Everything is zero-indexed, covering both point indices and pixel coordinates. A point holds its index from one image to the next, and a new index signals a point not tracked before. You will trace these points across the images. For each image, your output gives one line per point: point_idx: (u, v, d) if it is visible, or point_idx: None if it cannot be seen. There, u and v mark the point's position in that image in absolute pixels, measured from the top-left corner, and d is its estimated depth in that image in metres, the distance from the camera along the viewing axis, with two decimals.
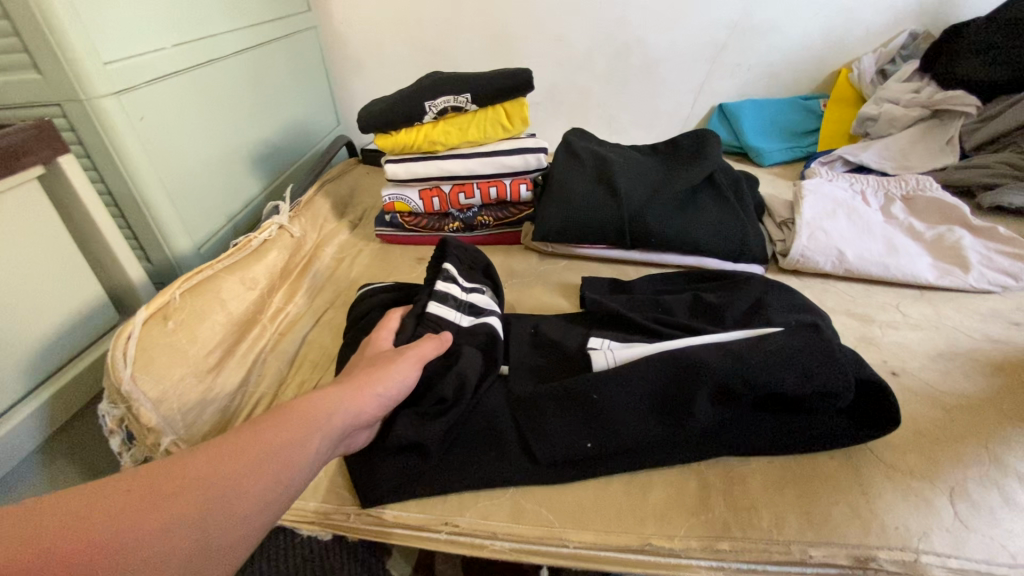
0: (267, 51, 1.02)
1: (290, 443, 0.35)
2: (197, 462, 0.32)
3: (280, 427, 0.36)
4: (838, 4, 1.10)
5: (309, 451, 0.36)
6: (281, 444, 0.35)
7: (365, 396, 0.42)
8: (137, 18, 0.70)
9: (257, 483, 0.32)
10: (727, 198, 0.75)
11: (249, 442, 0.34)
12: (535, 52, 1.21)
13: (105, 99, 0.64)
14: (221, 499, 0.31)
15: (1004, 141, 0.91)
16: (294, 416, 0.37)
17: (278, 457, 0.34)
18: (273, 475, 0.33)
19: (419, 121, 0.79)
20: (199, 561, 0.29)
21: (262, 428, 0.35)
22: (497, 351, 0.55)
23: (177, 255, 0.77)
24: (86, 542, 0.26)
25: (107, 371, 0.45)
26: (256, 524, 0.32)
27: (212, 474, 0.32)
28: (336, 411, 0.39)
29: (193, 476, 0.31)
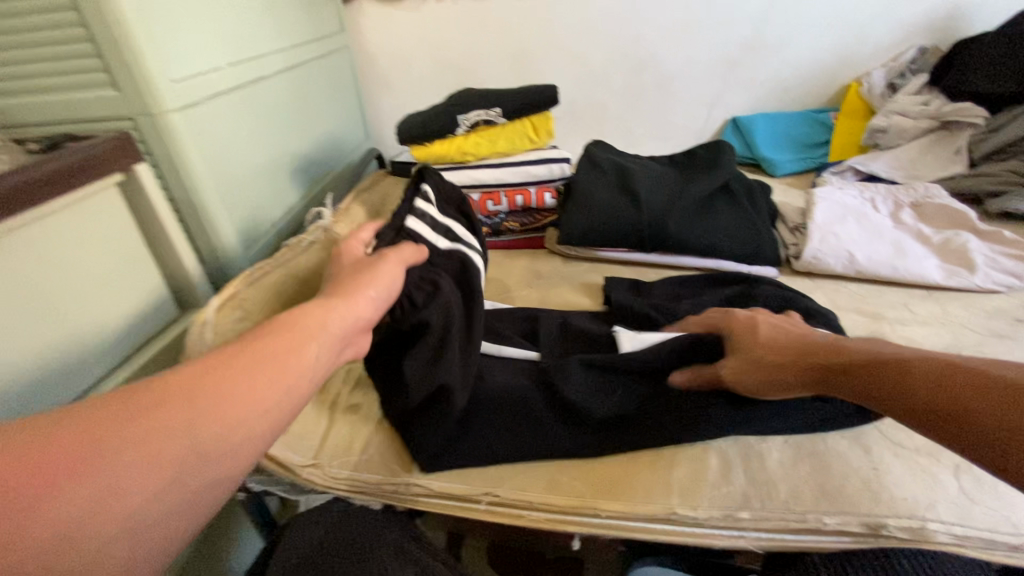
0: (307, 69, 1.09)
1: (290, 350, 0.37)
2: (210, 366, 0.34)
3: (278, 339, 0.38)
4: (847, 22, 1.16)
5: (308, 356, 0.38)
6: (279, 351, 0.37)
7: (359, 302, 0.45)
8: (201, 42, 0.78)
9: (266, 387, 0.35)
10: (741, 205, 0.80)
11: (246, 350, 0.36)
12: (556, 69, 1.28)
13: (173, 114, 0.71)
14: (226, 401, 0.33)
15: (1011, 150, 0.93)
16: (289, 328, 0.39)
17: (278, 363, 0.36)
18: (279, 379, 0.36)
19: (452, 133, 0.85)
20: (217, 452, 0.31)
21: (260, 338, 0.37)
22: (472, 279, 0.60)
23: (228, 257, 0.83)
24: (99, 445, 0.28)
25: (189, 350, 0.53)
26: (265, 423, 0.34)
27: (223, 380, 0.33)
28: (331, 320, 0.41)
29: (199, 381, 0.33)
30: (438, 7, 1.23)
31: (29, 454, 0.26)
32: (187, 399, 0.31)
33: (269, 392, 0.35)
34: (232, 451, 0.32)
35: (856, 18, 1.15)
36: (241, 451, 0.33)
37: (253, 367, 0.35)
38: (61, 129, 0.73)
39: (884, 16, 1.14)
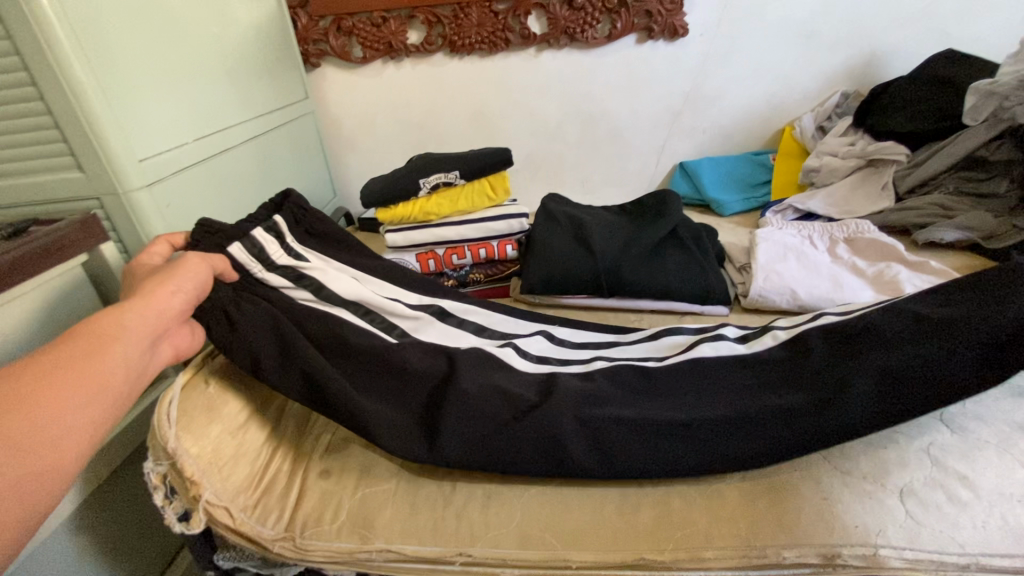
0: (273, 137, 1.13)
1: (86, 355, 0.36)
2: (18, 373, 0.34)
3: (75, 343, 0.37)
4: (774, 75, 1.27)
5: (115, 356, 0.38)
6: (78, 355, 0.36)
7: (163, 295, 0.43)
8: (165, 121, 0.81)
9: (74, 384, 0.35)
10: (690, 248, 0.85)
11: (40, 358, 0.35)
12: (512, 125, 1.35)
13: (139, 191, 0.73)
14: (28, 411, 0.33)
15: (932, 183, 1.02)
16: (88, 329, 0.38)
17: (84, 368, 0.36)
18: (85, 377, 0.36)
19: (414, 196, 0.89)
20: (28, 453, 0.32)
21: (61, 345, 0.36)
22: (285, 329, 0.56)
23: None
24: None
25: (153, 433, 0.50)
26: (81, 420, 0.35)
27: (25, 386, 0.33)
28: (131, 317, 0.40)
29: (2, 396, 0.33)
30: (398, 72, 1.30)
31: None
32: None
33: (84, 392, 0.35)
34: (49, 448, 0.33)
35: (782, 71, 1.26)
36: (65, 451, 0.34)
37: (48, 373, 0.35)
38: (26, 211, 0.74)
39: (806, 68, 1.26)
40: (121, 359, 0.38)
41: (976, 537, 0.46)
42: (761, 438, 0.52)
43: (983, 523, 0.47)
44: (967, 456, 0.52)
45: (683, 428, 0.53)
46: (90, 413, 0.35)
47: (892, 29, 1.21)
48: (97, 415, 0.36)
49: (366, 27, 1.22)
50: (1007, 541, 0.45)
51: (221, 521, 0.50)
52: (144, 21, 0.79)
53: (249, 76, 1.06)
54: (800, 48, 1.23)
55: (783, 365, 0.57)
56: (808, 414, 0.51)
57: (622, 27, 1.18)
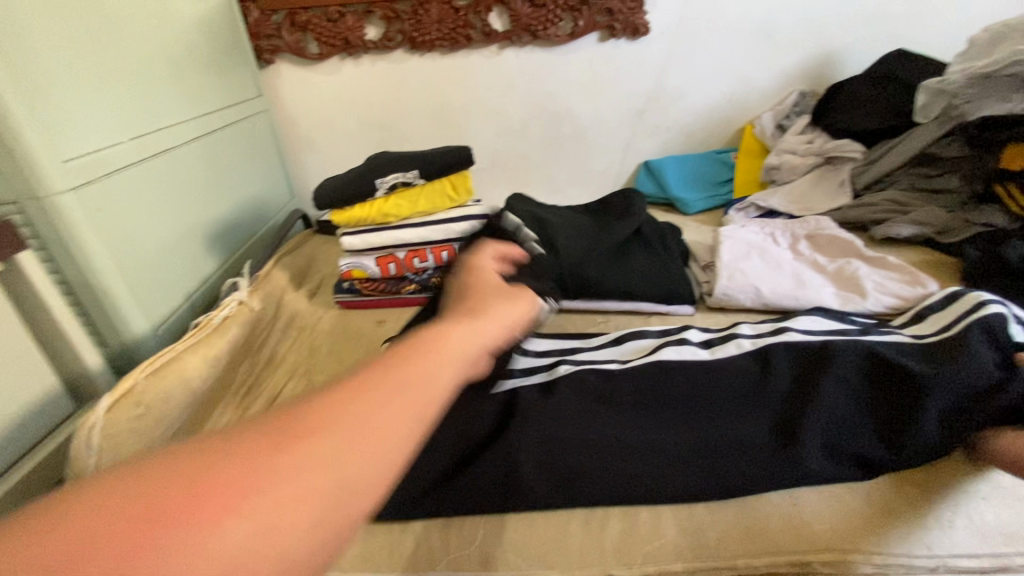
0: (222, 136, 1.06)
1: (411, 377, 0.27)
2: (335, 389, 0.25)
3: (394, 360, 0.27)
4: (735, 73, 1.28)
5: (435, 382, 0.27)
6: (406, 374, 0.26)
7: (486, 320, 0.34)
8: (95, 119, 0.75)
9: (391, 407, 0.25)
10: (654, 248, 0.84)
11: (367, 375, 0.26)
12: (476, 124, 1.32)
13: (63, 195, 0.67)
14: (334, 441, 0.23)
15: (888, 180, 1.04)
16: (419, 346, 0.29)
17: (407, 393, 0.26)
18: (401, 395, 0.25)
19: (371, 197, 0.85)
20: (334, 490, 0.21)
21: (388, 362, 0.27)
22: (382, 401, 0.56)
23: (135, 338, 0.77)
24: (220, 485, 0.20)
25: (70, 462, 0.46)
26: (385, 462, 0.24)
27: (343, 397, 0.25)
28: (458, 338, 0.31)
29: (315, 409, 0.24)
30: (356, 70, 1.25)
31: (104, 517, 0.19)
32: (207, 492, 0.20)
33: (375, 437, 0.24)
34: (361, 482, 0.22)
35: (743, 70, 1.27)
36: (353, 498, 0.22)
37: (316, 423, 0.23)
38: None
39: (767, 67, 1.27)
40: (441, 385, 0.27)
41: (942, 538, 0.46)
42: (730, 468, 0.50)
43: (949, 524, 0.47)
44: None
45: (651, 458, 0.51)
46: (399, 453, 0.24)
47: (847, 29, 1.23)
48: (402, 456, 0.24)
49: (321, 22, 1.17)
50: (973, 540, 0.45)
51: None
52: (70, 11, 0.73)
53: (194, 72, 1.00)
54: (759, 47, 1.25)
55: (747, 387, 0.57)
56: (764, 451, 0.51)
57: (584, 24, 1.17)
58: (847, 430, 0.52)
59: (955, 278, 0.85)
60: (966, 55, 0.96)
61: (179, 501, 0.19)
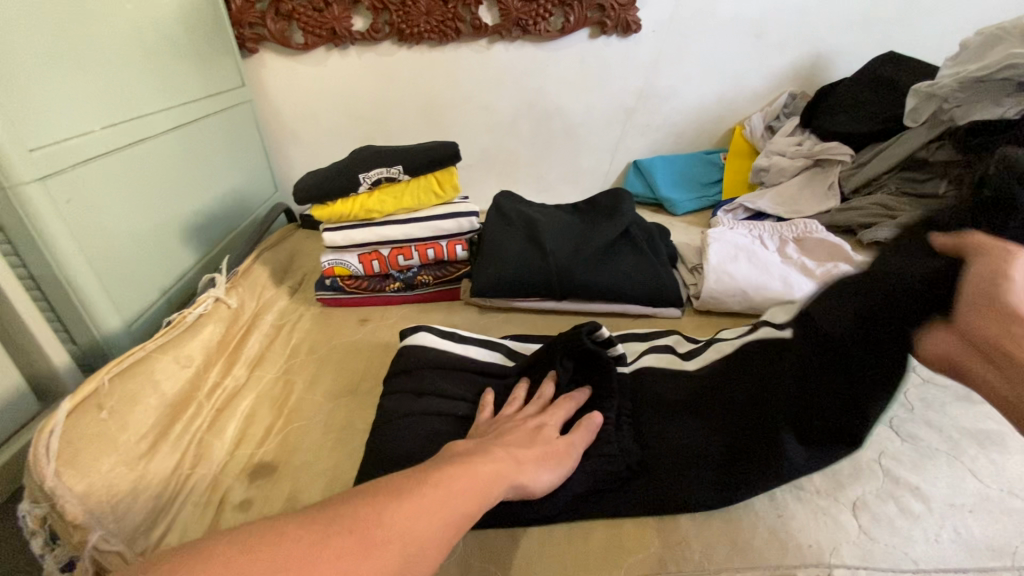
0: (202, 126, 1.03)
1: (471, 484, 0.37)
2: (423, 479, 0.36)
3: (461, 470, 0.38)
4: (726, 73, 1.27)
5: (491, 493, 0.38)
6: (468, 483, 0.37)
7: (537, 460, 0.45)
8: (66, 106, 0.72)
9: (455, 493, 0.35)
10: (642, 249, 0.83)
11: (443, 471, 0.37)
12: (465, 119, 1.30)
13: (29, 185, 0.64)
14: (424, 515, 0.33)
15: (875, 183, 1.04)
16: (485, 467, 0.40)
17: (473, 493, 0.37)
18: (467, 494, 0.36)
19: (354, 192, 0.83)
20: (415, 549, 0.31)
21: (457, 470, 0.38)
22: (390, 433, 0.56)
23: (105, 336, 0.74)
24: (346, 535, 0.30)
25: (28, 469, 0.44)
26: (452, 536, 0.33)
27: (432, 482, 0.35)
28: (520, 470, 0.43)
29: (413, 489, 0.34)
30: (342, 61, 1.22)
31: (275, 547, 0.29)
32: (329, 544, 0.29)
33: (438, 516, 0.33)
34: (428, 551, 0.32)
35: (735, 70, 1.26)
36: (427, 555, 0.31)
37: (402, 496, 0.33)
38: None
39: (758, 68, 1.27)
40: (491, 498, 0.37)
41: (929, 552, 0.45)
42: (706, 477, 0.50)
43: (936, 536, 0.46)
44: (917, 465, 0.53)
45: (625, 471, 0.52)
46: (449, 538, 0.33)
47: (838, 30, 1.23)
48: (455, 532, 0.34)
49: (307, 11, 1.14)
50: (958, 554, 0.45)
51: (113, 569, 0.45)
52: None
53: (173, 60, 0.97)
54: (751, 47, 1.24)
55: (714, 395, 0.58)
56: (732, 459, 0.51)
57: (575, 20, 1.15)
58: (787, 413, 0.52)
59: None
60: (959, 59, 0.96)
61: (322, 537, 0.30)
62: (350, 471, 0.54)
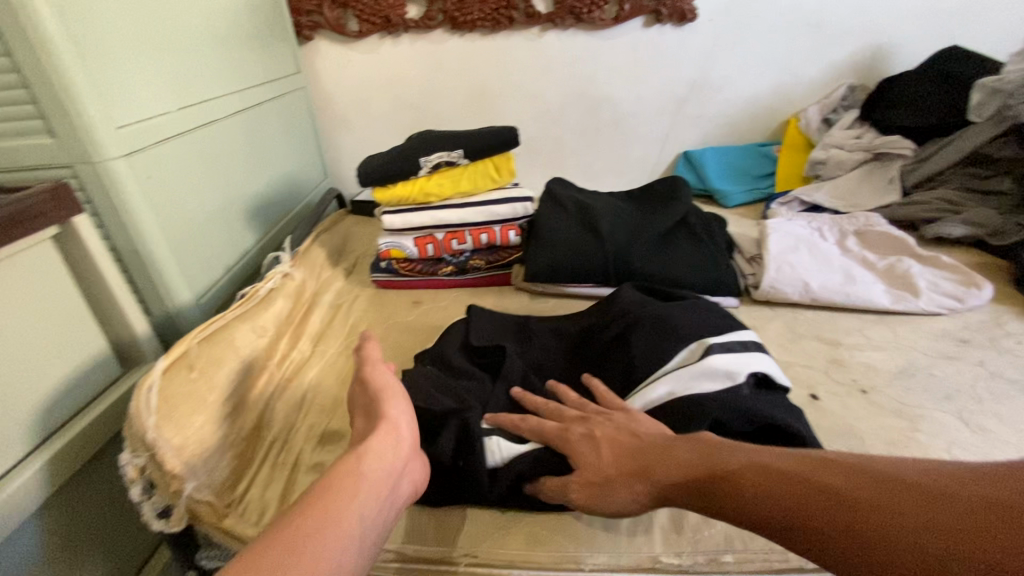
0: (262, 111, 1.07)
1: (328, 510, 0.39)
2: (271, 537, 0.36)
3: (320, 500, 0.39)
4: (782, 63, 1.24)
5: (352, 507, 0.40)
6: (324, 513, 0.39)
7: (389, 440, 0.46)
8: (147, 87, 0.75)
9: (319, 530, 0.37)
10: (699, 238, 0.82)
11: (300, 514, 0.38)
12: (513, 108, 1.30)
13: (116, 161, 0.68)
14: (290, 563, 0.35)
15: (938, 179, 1.01)
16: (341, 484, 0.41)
17: (331, 517, 0.39)
18: (333, 519, 0.38)
19: (413, 175, 0.85)
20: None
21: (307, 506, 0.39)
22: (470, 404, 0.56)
23: (178, 307, 0.78)
24: None
25: (129, 420, 0.47)
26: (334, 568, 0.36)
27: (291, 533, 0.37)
28: (381, 462, 0.44)
29: (271, 550, 0.35)
30: (394, 49, 1.24)
31: None
32: None
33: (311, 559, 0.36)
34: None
35: (791, 61, 1.23)
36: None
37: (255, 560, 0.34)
38: None
39: (816, 58, 1.23)
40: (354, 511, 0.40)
41: None
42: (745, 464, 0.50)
43: None
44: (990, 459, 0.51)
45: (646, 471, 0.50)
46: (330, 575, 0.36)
47: (903, 20, 1.18)
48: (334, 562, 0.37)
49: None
50: None
51: (203, 518, 0.48)
52: None
53: (238, 45, 1.00)
54: (810, 37, 1.21)
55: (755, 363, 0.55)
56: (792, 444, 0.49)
57: (629, 8, 1.15)
58: None
59: (1009, 281, 0.82)
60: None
61: None
62: None
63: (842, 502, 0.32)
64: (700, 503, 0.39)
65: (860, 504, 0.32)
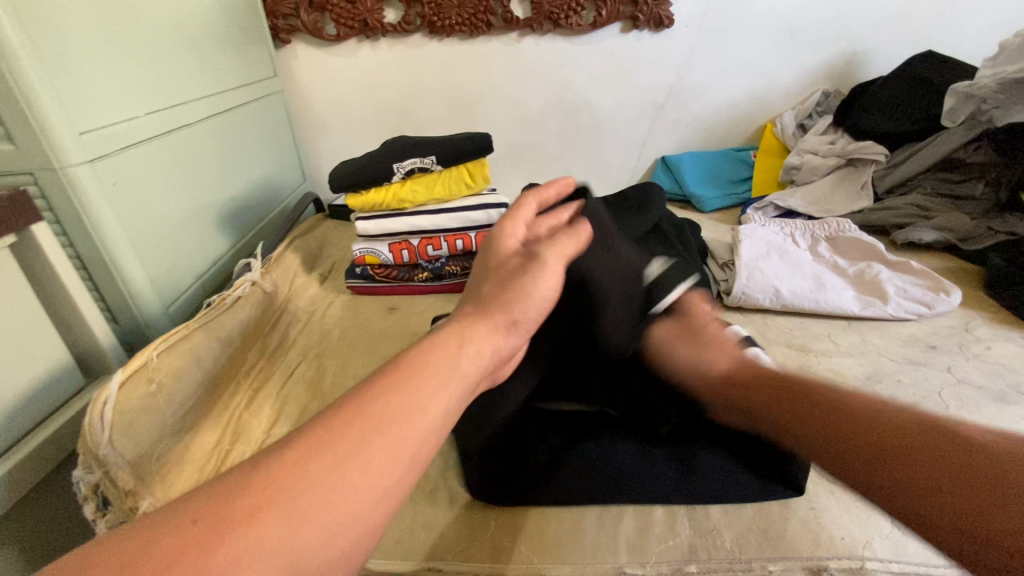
0: (237, 115, 1.05)
1: (438, 373, 0.34)
2: (370, 388, 0.32)
3: (421, 358, 0.35)
4: (759, 69, 1.25)
5: (458, 367, 0.35)
6: (430, 370, 0.34)
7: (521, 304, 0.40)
8: (113, 91, 0.74)
9: (423, 385, 0.33)
10: (673, 244, 0.82)
11: (400, 367, 0.33)
12: (493, 112, 1.30)
13: (79, 167, 0.66)
14: (389, 421, 0.30)
15: (910, 184, 1.02)
16: (444, 340, 0.36)
17: (436, 376, 0.34)
18: (436, 380, 0.33)
19: (387, 182, 0.84)
20: (394, 454, 0.30)
21: (417, 359, 0.34)
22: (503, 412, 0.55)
23: (146, 315, 0.77)
24: (315, 467, 0.28)
25: (83, 436, 0.46)
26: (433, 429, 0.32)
27: (391, 384, 0.32)
28: (491, 340, 0.39)
29: (374, 400, 0.31)
30: (373, 53, 1.24)
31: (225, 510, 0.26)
32: (296, 481, 0.27)
33: (410, 423, 0.31)
34: (405, 447, 0.30)
35: (767, 67, 1.25)
36: (403, 462, 0.30)
37: (352, 415, 0.30)
38: None
39: (791, 65, 1.25)
40: (460, 375, 0.35)
41: None
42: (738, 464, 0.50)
43: None
44: None
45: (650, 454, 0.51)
46: (425, 445, 0.31)
47: (876, 27, 1.20)
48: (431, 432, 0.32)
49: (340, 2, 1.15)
50: None
51: None
52: None
53: (212, 49, 0.99)
54: (785, 43, 1.22)
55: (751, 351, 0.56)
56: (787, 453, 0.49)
57: (607, 14, 1.15)
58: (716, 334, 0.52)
59: (976, 285, 0.83)
60: (997, 60, 0.94)
61: (265, 491, 0.27)
62: None
63: (958, 465, 0.33)
64: (824, 455, 0.39)
65: (978, 468, 0.32)
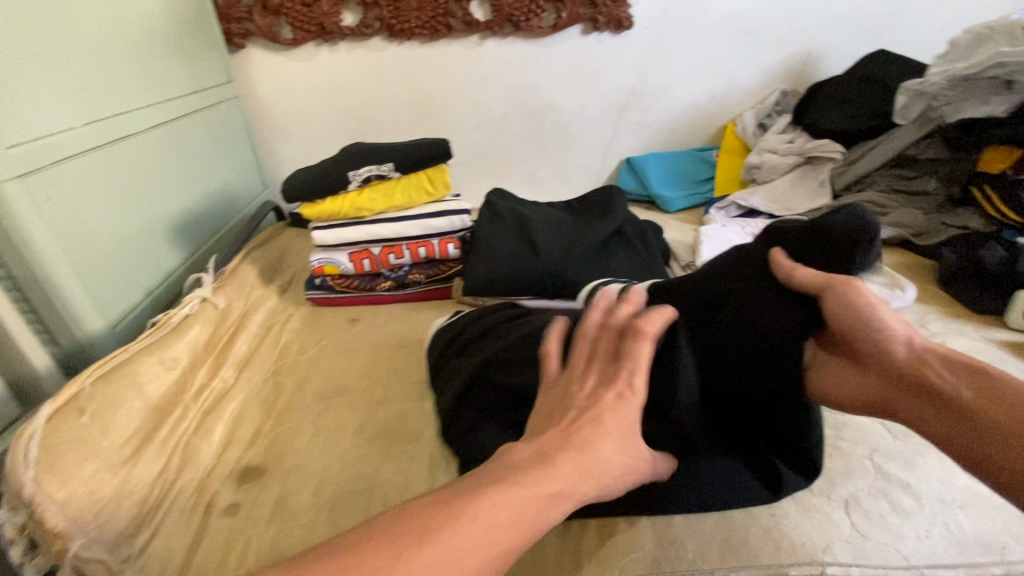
0: (188, 123, 1.01)
1: (543, 496, 0.33)
2: (495, 484, 0.33)
3: (533, 473, 0.34)
4: (718, 70, 1.27)
5: (561, 499, 0.34)
6: (542, 490, 0.33)
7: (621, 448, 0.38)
8: (45, 103, 0.70)
9: (519, 503, 0.32)
10: (635, 247, 0.82)
11: (519, 473, 0.34)
12: (456, 116, 1.28)
13: (6, 184, 0.62)
14: (477, 533, 0.30)
15: (866, 181, 1.04)
16: (568, 458, 0.36)
17: (538, 502, 0.33)
18: (537, 506, 0.33)
19: (343, 190, 0.82)
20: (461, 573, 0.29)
21: (540, 471, 0.34)
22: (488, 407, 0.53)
23: (88, 337, 0.73)
24: (398, 546, 0.29)
25: (6, 475, 0.43)
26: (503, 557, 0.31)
27: (500, 486, 0.33)
28: (606, 464, 0.37)
29: (479, 496, 0.32)
30: (331, 57, 1.21)
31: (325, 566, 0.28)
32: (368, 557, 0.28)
33: (492, 538, 0.31)
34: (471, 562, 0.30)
35: (727, 67, 1.26)
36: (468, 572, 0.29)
37: (457, 509, 0.31)
38: None
39: (749, 65, 1.27)
40: (555, 510, 0.33)
41: (920, 549, 0.45)
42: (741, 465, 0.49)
43: (926, 533, 0.46)
44: (908, 462, 0.53)
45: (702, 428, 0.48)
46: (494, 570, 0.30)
47: (830, 28, 1.23)
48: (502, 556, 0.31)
49: (295, 6, 1.12)
50: (947, 550, 0.45)
51: None
52: None
53: (158, 55, 0.95)
54: (743, 44, 1.24)
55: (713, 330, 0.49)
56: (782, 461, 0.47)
57: (567, 16, 1.15)
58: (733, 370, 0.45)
59: (930, 280, 0.85)
60: (947, 57, 0.97)
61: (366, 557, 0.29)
62: (339, 472, 0.53)
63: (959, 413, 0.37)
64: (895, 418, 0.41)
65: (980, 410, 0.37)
